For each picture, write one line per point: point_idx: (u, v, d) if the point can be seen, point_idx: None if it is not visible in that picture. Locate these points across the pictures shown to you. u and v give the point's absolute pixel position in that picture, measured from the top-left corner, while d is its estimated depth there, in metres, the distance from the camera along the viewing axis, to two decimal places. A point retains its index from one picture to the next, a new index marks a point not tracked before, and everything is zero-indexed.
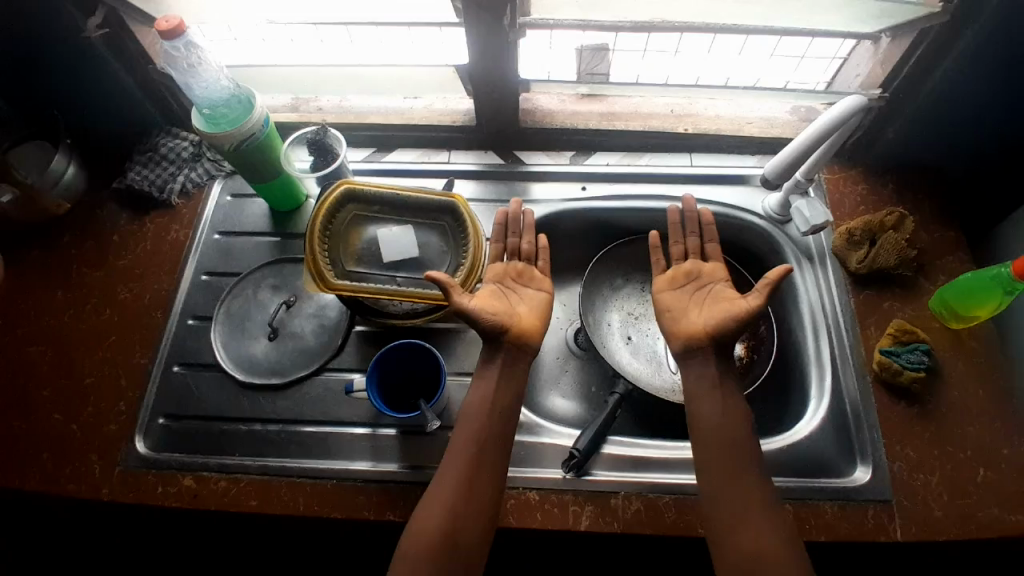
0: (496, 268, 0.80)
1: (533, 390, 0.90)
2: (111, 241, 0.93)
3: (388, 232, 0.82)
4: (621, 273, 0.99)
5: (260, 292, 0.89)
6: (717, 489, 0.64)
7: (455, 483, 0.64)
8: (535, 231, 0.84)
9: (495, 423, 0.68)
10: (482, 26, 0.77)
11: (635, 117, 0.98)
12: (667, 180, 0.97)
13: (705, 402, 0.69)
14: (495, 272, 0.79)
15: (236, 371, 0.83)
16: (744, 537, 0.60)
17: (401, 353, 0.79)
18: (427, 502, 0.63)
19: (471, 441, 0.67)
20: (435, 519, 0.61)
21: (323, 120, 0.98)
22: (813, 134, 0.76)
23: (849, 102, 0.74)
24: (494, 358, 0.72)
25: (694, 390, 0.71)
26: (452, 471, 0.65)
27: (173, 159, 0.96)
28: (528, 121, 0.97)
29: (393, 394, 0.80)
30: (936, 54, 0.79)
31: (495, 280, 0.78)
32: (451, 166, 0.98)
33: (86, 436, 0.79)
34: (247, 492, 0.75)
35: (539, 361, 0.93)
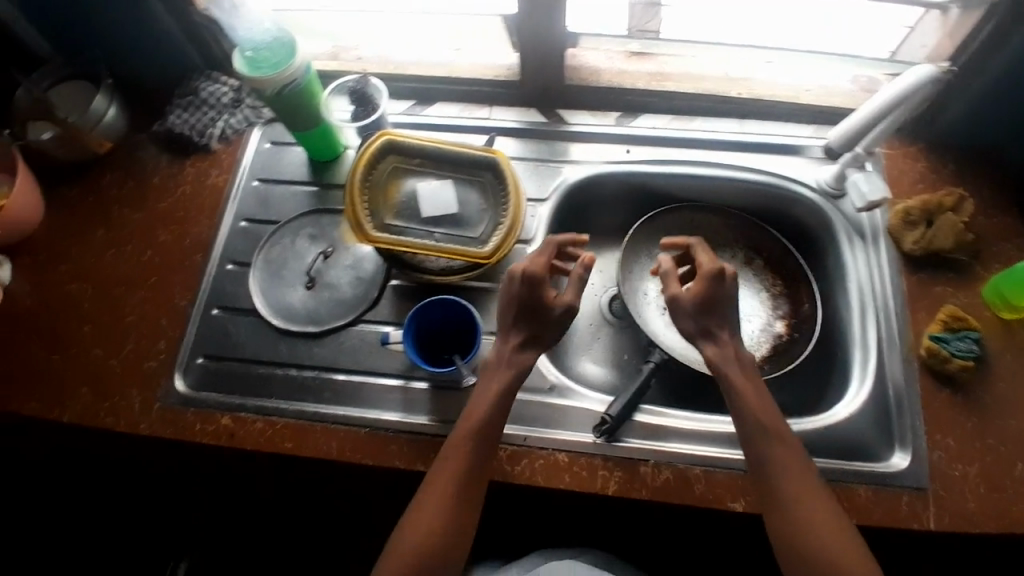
0: (540, 283, 0.70)
1: (563, 356, 0.89)
2: (152, 182, 0.93)
3: (427, 187, 0.81)
4: (661, 242, 0.95)
5: (298, 241, 0.88)
6: (779, 485, 0.64)
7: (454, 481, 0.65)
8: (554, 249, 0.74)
9: (490, 433, 0.67)
10: None
11: (687, 78, 0.93)
12: (714, 147, 0.92)
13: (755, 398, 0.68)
14: (570, 308, 0.71)
15: (274, 317, 0.84)
16: (821, 544, 0.61)
17: (437, 310, 0.79)
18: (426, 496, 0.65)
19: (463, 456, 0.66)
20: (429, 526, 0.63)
21: (364, 69, 0.95)
22: (876, 110, 0.74)
23: (922, 72, 0.71)
24: (495, 381, 0.70)
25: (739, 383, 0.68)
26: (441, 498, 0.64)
27: (213, 104, 0.95)
28: (573, 79, 0.92)
29: (432, 348, 0.81)
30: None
31: (548, 307, 0.71)
32: (492, 123, 0.93)
33: (126, 372, 0.81)
34: (282, 435, 0.77)
35: (573, 326, 0.92)
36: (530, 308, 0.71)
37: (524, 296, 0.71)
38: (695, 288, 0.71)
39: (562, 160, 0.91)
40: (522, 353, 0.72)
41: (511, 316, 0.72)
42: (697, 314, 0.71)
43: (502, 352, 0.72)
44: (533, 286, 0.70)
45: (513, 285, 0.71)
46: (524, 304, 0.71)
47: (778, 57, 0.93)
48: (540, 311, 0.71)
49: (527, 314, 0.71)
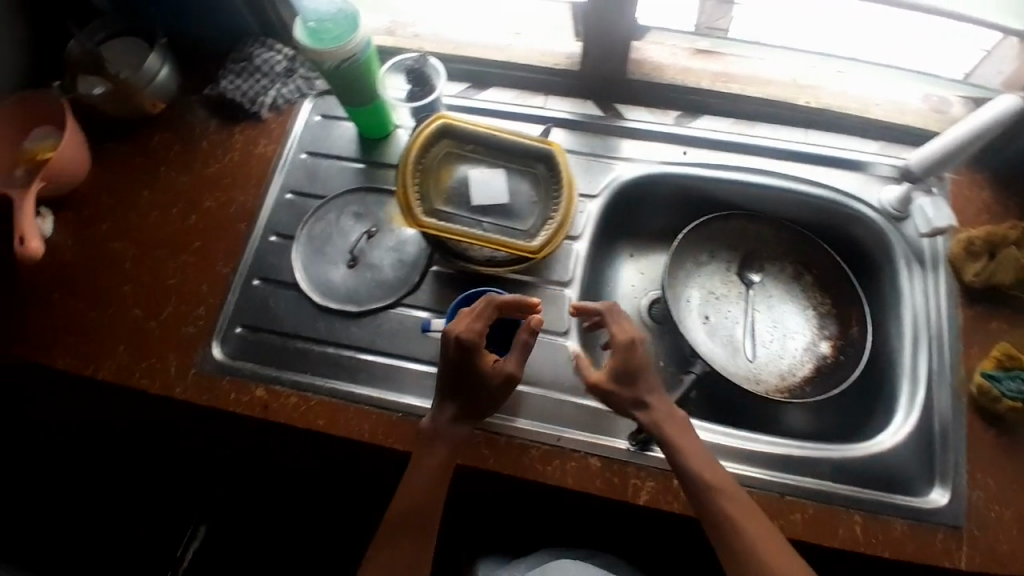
0: (476, 352, 0.69)
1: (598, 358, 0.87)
2: (201, 147, 0.92)
3: (479, 175, 0.79)
4: (708, 249, 0.92)
5: (343, 218, 0.88)
6: (720, 515, 0.65)
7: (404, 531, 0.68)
8: (488, 308, 0.73)
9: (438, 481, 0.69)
10: None
11: (753, 81, 0.90)
12: (773, 156, 0.88)
13: (686, 441, 0.69)
14: (508, 376, 0.70)
15: (314, 293, 0.84)
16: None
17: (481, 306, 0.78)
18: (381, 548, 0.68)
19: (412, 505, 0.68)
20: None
21: (420, 47, 0.93)
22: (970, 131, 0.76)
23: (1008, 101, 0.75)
24: (439, 445, 0.70)
25: (664, 417, 0.70)
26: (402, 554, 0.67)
27: (266, 72, 0.94)
28: (636, 74, 0.88)
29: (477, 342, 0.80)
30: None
31: (484, 377, 0.70)
32: (547, 113, 0.90)
33: (164, 335, 0.82)
34: (316, 411, 0.77)
35: None
36: (463, 379, 0.70)
37: (459, 364, 0.70)
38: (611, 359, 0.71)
39: (613, 158, 0.88)
40: (457, 424, 0.71)
41: (448, 381, 0.71)
42: (618, 393, 0.71)
43: (440, 421, 0.71)
44: (467, 355, 0.69)
45: (450, 347, 0.69)
46: (456, 373, 0.70)
47: (853, 67, 0.88)
48: (480, 375, 0.70)
49: (465, 377, 0.70)
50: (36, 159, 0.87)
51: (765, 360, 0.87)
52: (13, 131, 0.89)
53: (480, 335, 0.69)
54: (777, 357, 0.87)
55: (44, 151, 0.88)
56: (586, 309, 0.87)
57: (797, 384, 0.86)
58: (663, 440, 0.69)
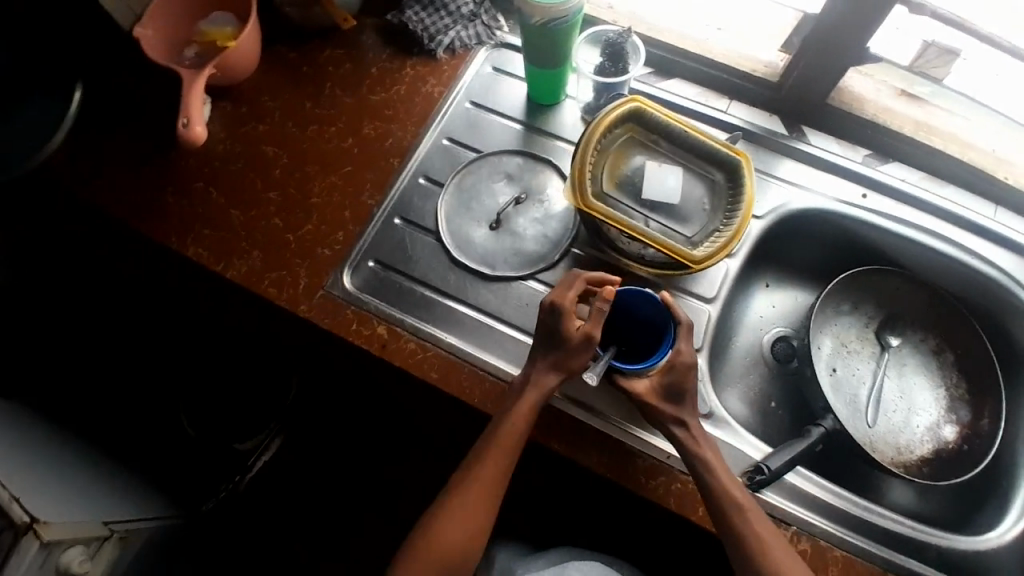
0: (564, 314, 0.70)
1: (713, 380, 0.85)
2: (369, 72, 0.90)
3: (656, 169, 0.76)
4: (849, 300, 0.89)
5: (495, 179, 0.85)
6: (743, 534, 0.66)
7: (468, 503, 0.69)
8: (578, 279, 0.73)
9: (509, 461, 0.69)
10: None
11: (953, 140, 0.85)
12: (951, 222, 0.84)
13: (708, 451, 0.70)
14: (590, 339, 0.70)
15: (452, 246, 0.82)
16: None
17: (625, 303, 0.76)
18: (444, 515, 0.69)
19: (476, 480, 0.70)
20: (442, 543, 0.67)
21: (613, 20, 0.90)
22: None
23: None
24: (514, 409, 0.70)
25: (699, 440, 0.70)
26: (455, 515, 0.68)
27: (451, 11, 0.92)
28: (835, 100, 0.84)
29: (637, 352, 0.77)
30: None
31: (567, 334, 0.70)
32: (726, 118, 0.86)
33: (298, 250, 0.81)
34: (432, 364, 0.76)
35: (729, 353, 0.88)
36: (548, 337, 0.71)
37: (546, 322, 0.71)
38: (657, 373, 0.71)
39: (778, 180, 0.84)
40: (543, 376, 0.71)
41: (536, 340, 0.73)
42: (661, 410, 0.70)
43: (529, 373, 0.72)
44: (556, 317, 0.70)
45: (545, 307, 0.72)
46: (546, 331, 0.72)
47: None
48: (559, 338, 0.71)
49: (548, 336, 0.71)
50: (208, 42, 0.86)
51: (884, 429, 0.84)
52: (190, 8, 0.87)
53: (571, 302, 0.71)
54: (898, 429, 0.84)
55: (222, 37, 0.86)
56: (716, 333, 0.82)
57: (913, 462, 0.82)
58: (692, 460, 0.69)
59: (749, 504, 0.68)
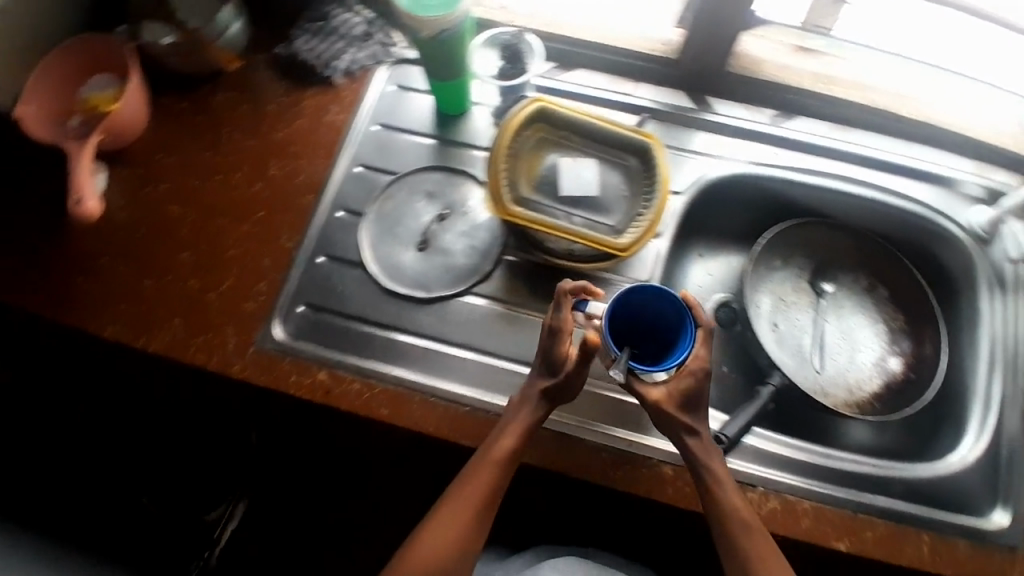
0: (563, 335, 0.71)
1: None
2: (267, 110, 0.87)
3: (571, 164, 0.75)
4: (777, 254, 0.90)
5: (415, 199, 0.84)
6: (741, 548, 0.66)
7: (460, 516, 0.68)
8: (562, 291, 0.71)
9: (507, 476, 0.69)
10: None
11: (855, 87, 0.86)
12: (863, 165, 0.86)
13: (716, 468, 0.69)
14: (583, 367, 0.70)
15: (383, 276, 0.80)
16: None
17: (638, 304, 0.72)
18: (433, 527, 0.67)
19: (469, 494, 0.68)
20: (428, 558, 0.66)
21: (508, 20, 0.88)
22: None
23: None
24: (513, 426, 0.70)
25: (710, 455, 0.69)
26: (438, 528, 0.67)
27: (342, 34, 0.89)
28: (733, 66, 0.85)
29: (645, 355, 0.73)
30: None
31: (565, 356, 0.70)
32: (635, 101, 0.86)
33: (222, 309, 0.78)
34: (380, 399, 0.75)
35: None
36: (550, 361, 0.71)
37: (547, 346, 0.72)
38: (675, 382, 0.71)
39: (696, 153, 0.85)
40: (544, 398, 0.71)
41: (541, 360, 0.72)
42: (676, 418, 0.70)
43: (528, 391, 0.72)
44: (556, 337, 0.71)
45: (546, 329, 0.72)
46: (547, 354, 0.72)
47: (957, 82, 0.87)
48: (560, 361, 0.71)
49: (552, 360, 0.71)
50: (92, 109, 0.82)
51: (834, 373, 0.86)
52: (67, 75, 0.83)
53: (568, 321, 0.71)
54: (847, 370, 0.86)
55: (105, 102, 0.83)
56: None
57: (866, 400, 0.85)
58: (701, 469, 0.69)
59: (749, 516, 0.67)
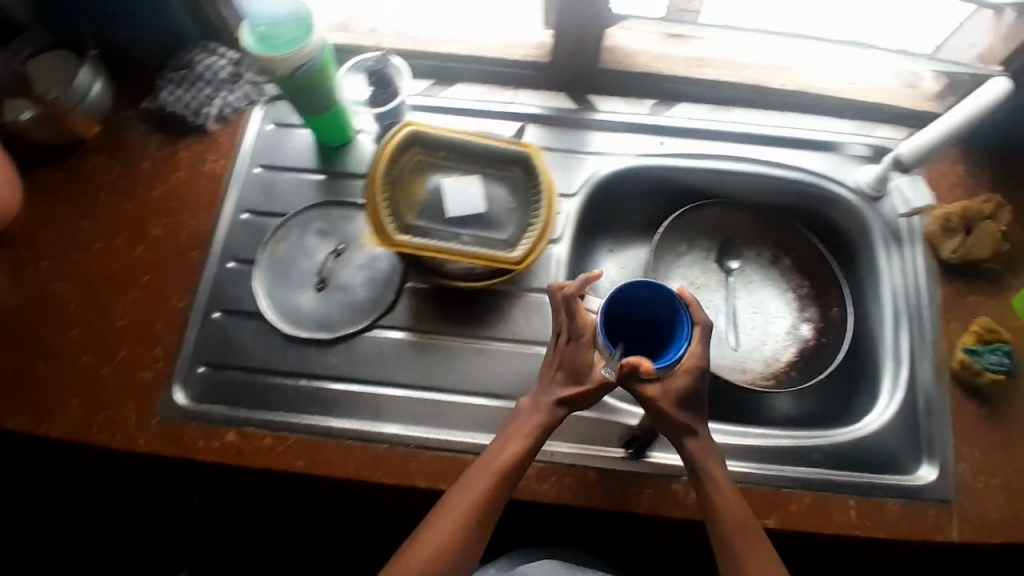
0: (581, 342, 0.70)
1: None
2: (142, 168, 0.85)
3: (453, 183, 0.74)
4: (686, 240, 0.92)
5: (307, 237, 0.81)
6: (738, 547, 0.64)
7: (450, 530, 0.62)
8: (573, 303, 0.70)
9: (506, 485, 0.65)
10: None
11: (729, 66, 0.88)
12: (747, 141, 0.87)
13: (713, 469, 0.68)
14: (608, 380, 0.69)
15: (282, 323, 0.78)
16: None
17: (635, 300, 0.69)
18: (418, 543, 0.63)
19: (464, 505, 0.64)
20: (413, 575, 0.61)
21: (378, 44, 0.86)
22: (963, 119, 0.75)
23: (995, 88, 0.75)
24: (516, 437, 0.68)
25: (705, 455, 0.69)
26: (432, 539, 0.62)
27: (209, 79, 0.87)
28: (607, 61, 0.86)
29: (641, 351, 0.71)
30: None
31: (585, 367, 0.69)
32: (517, 108, 0.86)
33: (119, 383, 0.75)
34: (294, 451, 0.72)
35: None
36: (571, 371, 0.70)
37: (569, 355, 0.70)
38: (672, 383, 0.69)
39: (587, 152, 0.86)
40: (559, 407, 0.70)
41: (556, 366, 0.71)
42: (674, 417, 0.68)
43: (540, 400, 0.71)
44: (574, 346, 0.70)
45: (562, 337, 0.71)
46: (566, 364, 0.71)
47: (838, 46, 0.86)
48: (579, 370, 0.70)
49: (570, 369, 0.71)
50: None
51: (749, 348, 0.87)
52: None
53: (586, 330, 0.70)
54: (761, 343, 0.88)
55: None
56: None
57: (782, 369, 0.87)
58: (699, 472, 0.68)
59: (746, 520, 0.66)
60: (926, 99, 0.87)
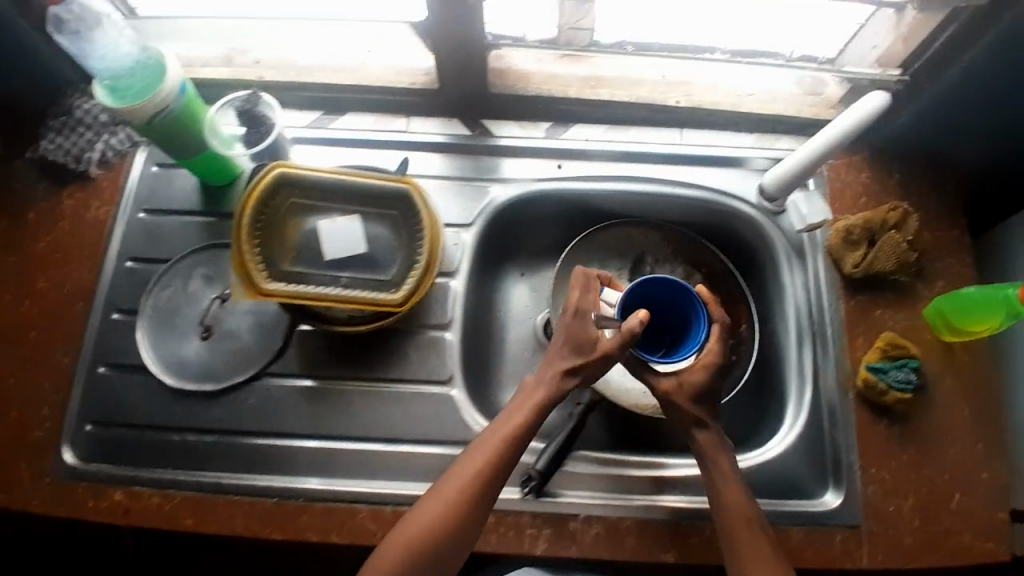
0: (587, 315, 0.70)
1: (485, 387, 0.83)
2: (26, 221, 0.82)
3: (330, 224, 0.72)
4: (599, 258, 0.90)
5: (191, 283, 0.80)
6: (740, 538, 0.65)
7: (449, 501, 0.63)
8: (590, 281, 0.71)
9: (506, 460, 0.66)
10: None
11: (622, 84, 0.87)
12: (646, 161, 0.86)
13: (721, 467, 0.68)
14: (610, 354, 0.68)
15: (164, 374, 0.77)
16: None
17: (651, 298, 0.73)
18: (415, 515, 0.64)
19: (465, 476, 0.64)
20: (407, 543, 0.62)
21: (259, 76, 0.85)
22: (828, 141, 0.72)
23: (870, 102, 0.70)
24: (523, 411, 0.68)
25: (712, 449, 0.69)
26: (431, 509, 0.63)
27: (90, 124, 0.85)
28: (497, 86, 0.85)
29: (656, 346, 0.75)
30: (996, 5, 0.65)
31: (592, 340, 0.69)
32: (409, 136, 0.86)
33: (10, 445, 0.74)
34: (182, 509, 0.71)
35: (504, 351, 0.88)
36: (576, 344, 0.70)
37: (575, 329, 0.70)
38: (689, 378, 0.71)
39: (492, 178, 0.86)
40: (565, 381, 0.69)
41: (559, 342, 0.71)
42: (686, 409, 0.70)
43: (543, 377, 0.70)
44: (584, 322, 0.70)
45: (569, 313, 0.71)
46: (570, 339, 0.70)
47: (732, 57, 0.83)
48: (582, 346, 0.69)
49: (574, 344, 0.70)
50: None
51: None
52: None
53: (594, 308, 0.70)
54: None
55: None
56: (467, 352, 0.80)
57: None
58: (708, 465, 0.69)
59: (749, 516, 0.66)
60: (829, 105, 0.84)
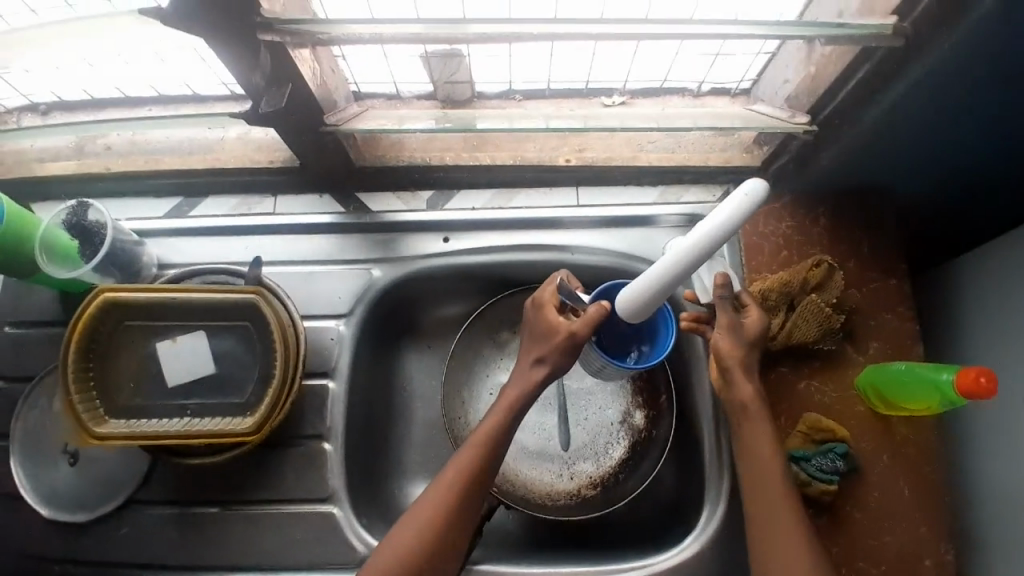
0: (545, 306, 0.66)
1: (382, 482, 0.78)
2: None
3: (172, 346, 0.67)
4: (509, 325, 0.83)
5: (56, 404, 0.75)
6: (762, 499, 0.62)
7: (446, 498, 0.61)
8: (552, 278, 0.68)
9: (497, 453, 0.64)
10: (252, 70, 0.55)
11: (507, 141, 0.78)
12: (540, 225, 0.78)
13: (756, 428, 0.64)
14: (578, 336, 0.62)
15: (43, 507, 0.72)
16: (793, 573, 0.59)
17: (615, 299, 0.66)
18: (412, 513, 0.61)
19: (462, 469, 0.62)
20: (413, 541, 0.60)
21: (108, 168, 0.77)
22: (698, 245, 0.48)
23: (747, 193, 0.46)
24: (503, 401, 0.65)
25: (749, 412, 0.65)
26: (428, 506, 0.61)
27: None
28: (367, 157, 0.77)
29: (623, 353, 0.68)
30: (902, 56, 0.52)
31: (552, 329, 0.64)
32: (277, 220, 0.79)
33: None
34: None
35: (406, 434, 0.82)
36: (540, 336, 0.65)
37: (534, 323, 0.66)
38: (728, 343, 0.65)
39: (378, 257, 0.78)
40: (538, 368, 0.65)
41: (529, 336, 0.67)
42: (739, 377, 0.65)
43: (525, 368, 0.65)
44: (541, 314, 0.66)
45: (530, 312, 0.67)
46: (533, 332, 0.66)
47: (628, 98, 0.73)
48: (552, 336, 0.64)
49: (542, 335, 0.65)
50: None
51: (580, 446, 0.81)
52: None
53: (552, 299, 0.66)
54: (592, 438, 0.81)
55: None
56: (354, 456, 0.74)
57: (611, 470, 0.80)
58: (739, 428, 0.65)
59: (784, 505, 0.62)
60: (741, 148, 0.75)
